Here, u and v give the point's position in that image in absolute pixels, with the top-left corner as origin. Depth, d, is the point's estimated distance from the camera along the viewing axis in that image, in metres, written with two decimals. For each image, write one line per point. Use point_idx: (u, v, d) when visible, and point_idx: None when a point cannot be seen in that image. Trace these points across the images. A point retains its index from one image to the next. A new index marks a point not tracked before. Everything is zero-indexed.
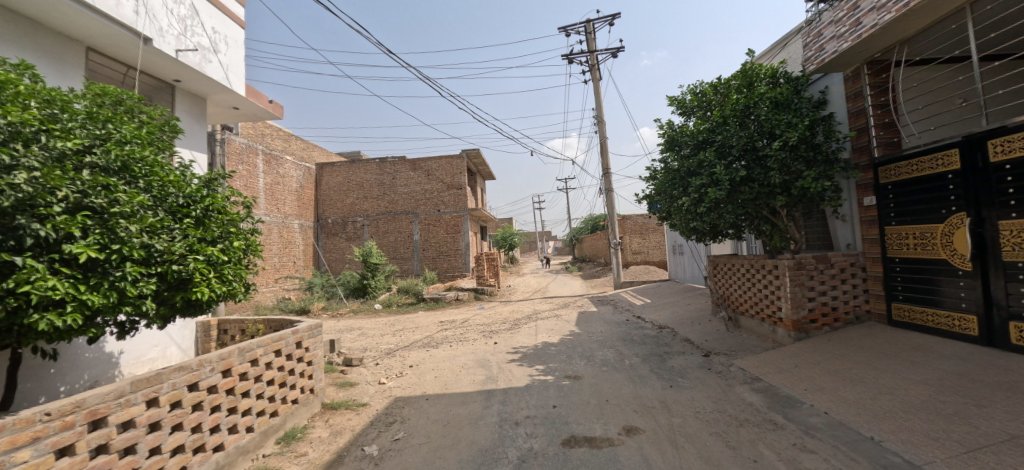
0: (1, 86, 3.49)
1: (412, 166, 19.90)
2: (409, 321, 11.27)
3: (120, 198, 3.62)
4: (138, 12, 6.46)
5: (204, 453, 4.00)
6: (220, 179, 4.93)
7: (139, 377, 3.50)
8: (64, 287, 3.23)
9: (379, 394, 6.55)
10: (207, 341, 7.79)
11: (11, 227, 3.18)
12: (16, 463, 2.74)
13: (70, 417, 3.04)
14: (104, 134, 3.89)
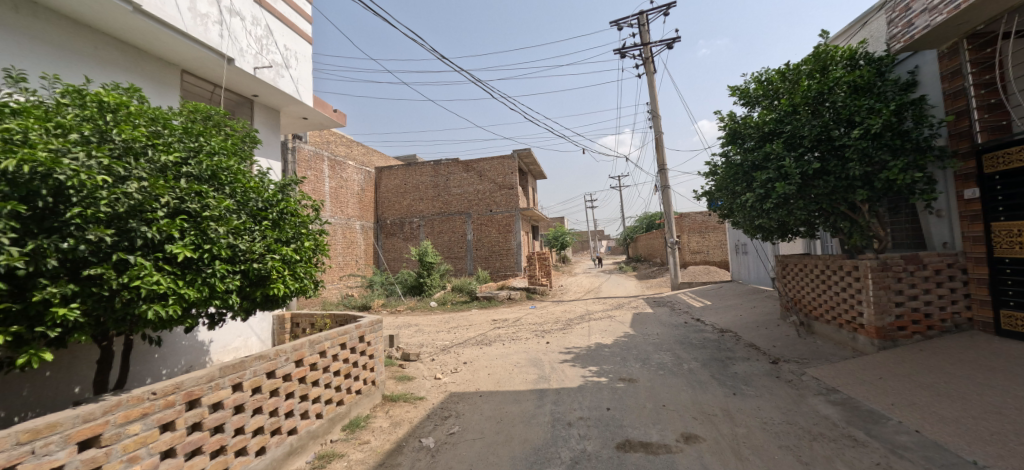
0: (115, 108, 3.97)
1: (464, 167, 20.35)
2: (463, 318, 11.59)
3: (210, 202, 4.11)
4: (222, 35, 7.18)
5: (279, 436, 4.38)
6: (293, 185, 5.29)
7: (225, 364, 3.89)
8: (166, 282, 3.64)
9: (435, 389, 6.79)
10: (284, 334, 8.40)
11: (123, 230, 3.59)
12: (127, 435, 3.15)
13: (171, 397, 3.43)
14: (198, 147, 4.39)
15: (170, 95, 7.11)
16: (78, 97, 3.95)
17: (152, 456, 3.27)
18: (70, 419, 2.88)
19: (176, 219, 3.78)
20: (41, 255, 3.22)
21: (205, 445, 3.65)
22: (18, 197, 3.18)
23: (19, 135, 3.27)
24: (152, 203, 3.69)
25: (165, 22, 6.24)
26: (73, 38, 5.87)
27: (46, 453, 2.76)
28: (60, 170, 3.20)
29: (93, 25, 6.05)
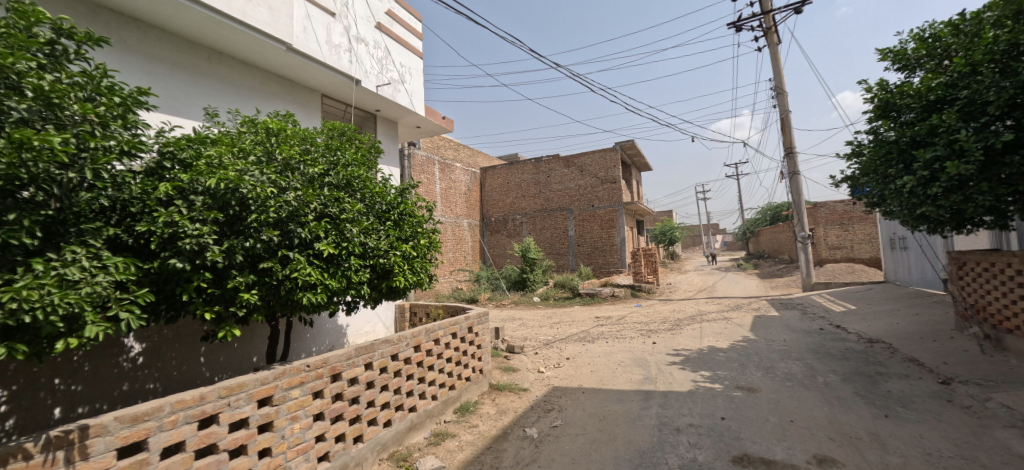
0: (274, 132, 4.00)
1: (565, 163, 20.24)
2: (566, 314, 11.66)
3: (346, 205, 4.04)
4: (351, 60, 7.55)
5: (403, 412, 4.65)
6: (410, 187, 5.07)
7: (359, 344, 4.25)
8: (315, 274, 3.62)
9: (538, 382, 6.39)
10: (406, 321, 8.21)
11: (286, 231, 3.64)
12: (290, 397, 3.59)
13: (320, 369, 3.83)
14: (338, 157, 4.31)
15: (315, 116, 7.65)
16: (251, 123, 4.10)
17: (307, 417, 3.70)
18: (254, 381, 3.33)
19: (324, 218, 3.79)
20: (233, 252, 3.28)
21: (345, 413, 4.01)
22: (215, 206, 3.29)
23: (215, 159, 3.36)
24: (306, 208, 3.66)
25: (310, 56, 6.75)
26: (244, 76, 6.53)
27: (237, 406, 3.24)
28: (244, 185, 3.24)
29: (256, 64, 6.68)
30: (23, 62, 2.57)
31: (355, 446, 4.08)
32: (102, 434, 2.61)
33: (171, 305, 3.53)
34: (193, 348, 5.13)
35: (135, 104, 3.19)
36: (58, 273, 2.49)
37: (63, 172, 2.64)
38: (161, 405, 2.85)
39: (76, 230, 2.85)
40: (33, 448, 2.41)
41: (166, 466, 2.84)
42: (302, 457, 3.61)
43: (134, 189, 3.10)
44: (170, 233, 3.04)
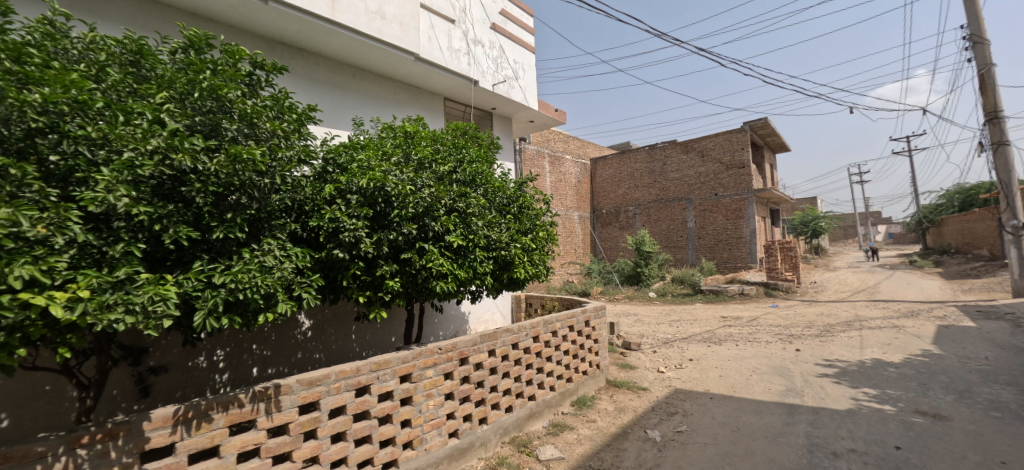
0: (409, 134, 4.30)
1: (683, 148, 18.82)
2: (686, 312, 10.88)
3: (473, 201, 4.22)
4: (469, 62, 7.86)
5: (523, 399, 4.77)
6: (528, 180, 5.17)
7: (485, 332, 4.47)
8: (446, 264, 3.85)
9: (658, 382, 6.07)
10: (522, 312, 8.31)
11: (421, 225, 3.92)
12: (426, 376, 3.90)
13: (451, 353, 4.10)
14: (464, 155, 4.51)
15: (439, 118, 8.07)
16: (391, 130, 4.40)
17: (440, 395, 3.99)
18: (397, 359, 3.69)
19: (455, 212, 4.02)
20: (382, 245, 3.61)
21: (472, 395, 4.25)
22: (366, 204, 3.63)
23: (365, 163, 3.69)
24: (439, 204, 3.89)
25: (435, 63, 7.16)
26: (381, 88, 7.14)
27: (384, 379, 3.62)
28: (388, 183, 3.54)
29: (391, 76, 7.25)
30: (231, 90, 2.90)
31: (481, 427, 4.30)
32: (288, 393, 3.11)
33: (334, 291, 3.96)
34: (346, 326, 5.62)
35: (306, 121, 3.39)
36: (259, 260, 2.89)
37: (260, 179, 2.96)
38: (328, 373, 3.30)
39: (269, 226, 3.22)
40: (244, 398, 2.93)
41: (332, 424, 3.29)
42: (437, 431, 3.91)
43: (308, 190, 3.46)
44: (334, 228, 3.43)
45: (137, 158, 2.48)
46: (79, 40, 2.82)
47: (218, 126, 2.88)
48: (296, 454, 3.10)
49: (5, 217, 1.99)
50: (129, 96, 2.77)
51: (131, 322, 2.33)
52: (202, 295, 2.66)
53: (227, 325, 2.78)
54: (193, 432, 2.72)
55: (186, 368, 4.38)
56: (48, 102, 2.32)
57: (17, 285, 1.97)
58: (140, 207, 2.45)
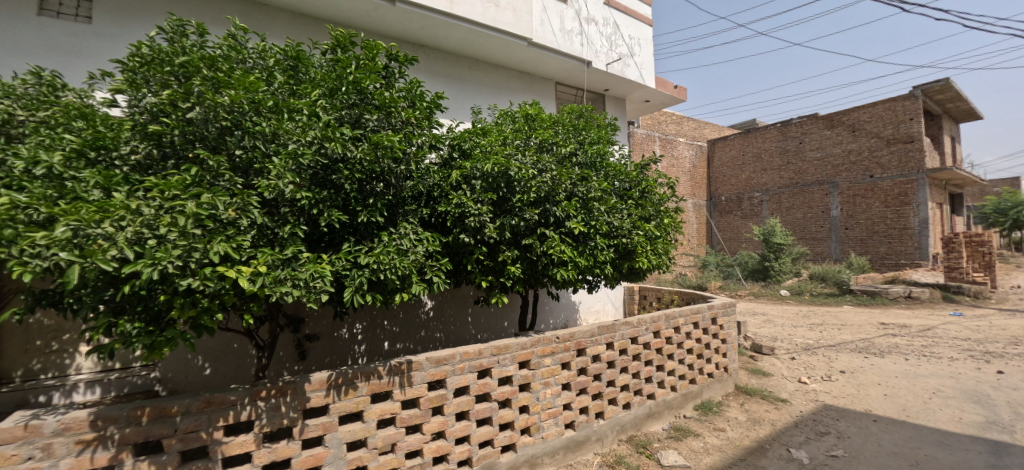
0: (530, 116, 4.25)
1: (827, 123, 16.27)
2: (831, 316, 9.46)
3: (593, 185, 4.10)
4: (582, 42, 7.58)
5: (642, 397, 4.56)
6: (651, 162, 4.86)
7: (602, 323, 4.35)
8: (567, 251, 3.78)
9: (801, 394, 5.35)
10: (637, 304, 7.89)
11: (542, 211, 3.90)
12: (544, 364, 3.93)
13: (568, 343, 4.08)
14: (584, 138, 4.36)
15: (551, 104, 7.92)
16: (510, 116, 4.35)
17: (557, 385, 3.99)
18: (516, 344, 3.78)
19: (575, 198, 3.95)
20: (505, 230, 3.63)
21: (588, 387, 4.17)
22: (490, 189, 3.68)
23: (488, 148, 3.72)
24: (560, 189, 3.83)
25: (548, 47, 7.02)
26: (495, 77, 7.21)
27: (504, 364, 3.72)
28: (511, 167, 3.57)
29: (505, 64, 7.28)
30: (371, 82, 3.10)
31: (598, 421, 4.22)
32: (419, 369, 3.34)
33: (458, 275, 4.10)
34: (464, 309, 5.88)
35: (434, 109, 3.48)
36: (396, 243, 3.09)
37: (397, 166, 3.16)
38: (453, 354, 3.49)
39: (403, 211, 3.42)
40: (383, 370, 3.21)
41: (457, 403, 3.48)
42: (553, 420, 3.93)
43: (436, 177, 3.57)
44: (460, 213, 3.52)
45: (299, 148, 2.77)
46: (253, 51, 3.13)
47: (361, 117, 3.12)
48: (426, 427, 3.34)
49: (207, 202, 2.41)
50: (290, 95, 3.08)
51: (297, 294, 2.64)
52: (350, 274, 2.91)
53: (370, 302, 3.02)
54: (343, 397, 3.06)
55: (332, 338, 4.94)
56: (234, 103, 2.66)
57: (215, 259, 2.34)
58: (302, 193, 2.75)
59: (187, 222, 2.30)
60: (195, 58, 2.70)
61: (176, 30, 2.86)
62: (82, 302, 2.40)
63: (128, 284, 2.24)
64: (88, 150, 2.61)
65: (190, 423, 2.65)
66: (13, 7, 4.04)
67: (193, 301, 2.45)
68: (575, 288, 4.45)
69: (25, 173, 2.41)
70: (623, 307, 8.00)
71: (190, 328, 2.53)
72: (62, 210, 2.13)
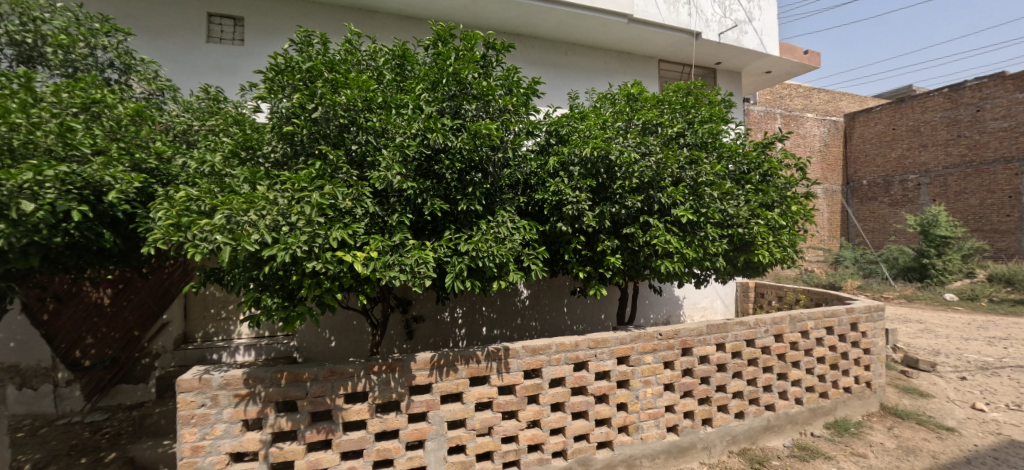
0: (631, 97, 3.99)
1: (1020, 84, 12.94)
2: (1020, 329, 7.58)
3: (705, 169, 3.75)
4: (690, 13, 6.92)
5: (759, 406, 4.10)
6: (775, 141, 4.29)
7: (712, 322, 3.99)
8: (673, 242, 3.51)
9: (974, 424, 4.38)
10: (751, 303, 7.07)
11: (646, 197, 3.68)
12: (644, 362, 3.73)
13: (672, 340, 3.81)
14: (692, 117, 3.99)
15: (653, 83, 7.38)
16: (610, 99, 4.12)
17: (659, 384, 3.77)
18: (614, 339, 3.63)
19: (683, 183, 3.65)
20: (604, 218, 3.49)
21: (695, 391, 3.87)
22: (589, 175, 3.54)
23: (586, 133, 3.58)
24: (665, 173, 3.57)
25: (651, 21, 6.55)
26: (593, 59, 6.94)
27: (601, 358, 3.61)
28: (611, 152, 3.39)
29: (604, 46, 6.98)
30: (469, 72, 3.18)
31: (704, 428, 3.91)
32: (516, 357, 3.39)
33: (554, 264, 4.05)
34: (560, 299, 5.84)
35: (531, 95, 3.47)
36: (494, 231, 3.14)
37: (494, 154, 3.20)
38: (549, 344, 3.47)
39: (501, 199, 3.45)
40: (481, 355, 3.31)
41: (552, 394, 3.47)
42: (653, 422, 3.73)
43: (532, 164, 3.54)
44: (557, 201, 3.45)
45: (406, 140, 2.96)
46: (366, 53, 3.35)
47: (461, 108, 3.23)
48: (521, 415, 3.38)
49: (328, 192, 2.67)
50: (398, 91, 3.28)
51: (403, 279, 2.81)
52: (451, 261, 3.02)
53: (469, 289, 3.12)
54: (444, 377, 3.22)
55: (436, 321, 5.24)
56: (350, 101, 2.91)
57: (334, 245, 2.60)
58: (408, 182, 2.92)
59: (312, 212, 2.58)
60: (318, 63, 2.98)
61: (304, 41, 3.18)
62: (236, 279, 2.83)
63: (268, 265, 2.58)
64: (240, 150, 3.03)
65: (318, 388, 3.00)
66: (189, 35, 4.86)
67: (319, 282, 2.75)
68: (681, 283, 4.14)
69: (196, 171, 2.89)
70: (735, 305, 7.26)
71: (316, 305, 2.85)
72: (219, 201, 2.51)
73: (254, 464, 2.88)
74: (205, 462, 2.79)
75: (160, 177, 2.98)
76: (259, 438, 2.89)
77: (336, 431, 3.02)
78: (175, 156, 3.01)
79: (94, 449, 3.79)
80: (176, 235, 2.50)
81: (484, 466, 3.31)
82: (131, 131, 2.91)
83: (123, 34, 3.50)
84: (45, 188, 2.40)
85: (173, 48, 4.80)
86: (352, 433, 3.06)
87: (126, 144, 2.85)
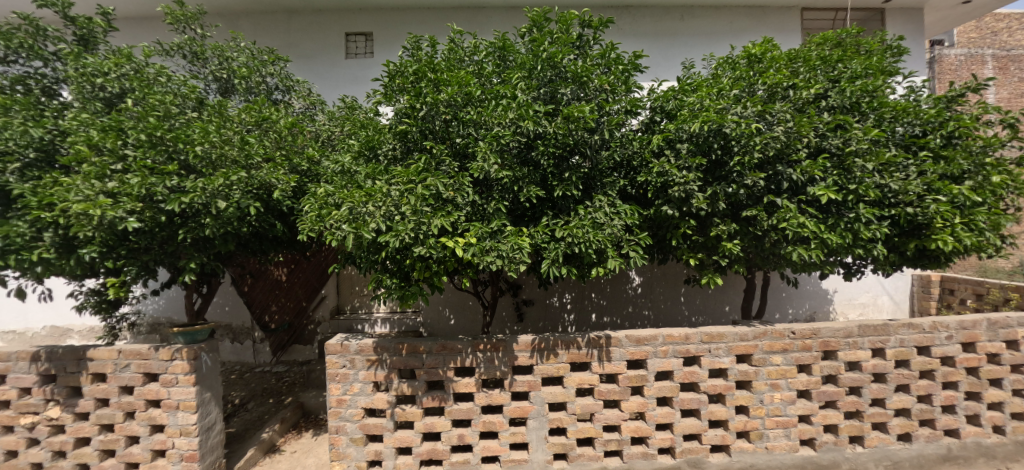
0: (757, 59, 3.44)
1: None
2: None
3: (857, 134, 3.07)
4: None
5: (932, 430, 3.35)
6: (961, 96, 3.33)
7: (867, 323, 3.31)
8: (811, 226, 2.98)
9: None
10: (934, 302, 5.61)
11: (771, 174, 3.19)
12: (772, 363, 3.28)
13: (809, 341, 3.28)
14: (838, 73, 3.30)
15: (796, 36, 6.16)
16: (731, 62, 3.62)
17: (790, 390, 3.28)
18: (733, 334, 3.26)
19: (823, 154, 3.06)
20: (717, 199, 3.12)
21: (840, 402, 3.30)
22: (700, 152, 3.19)
23: (697, 105, 3.19)
24: (798, 143, 3.04)
25: None
26: (716, 20, 6.13)
27: (717, 355, 3.28)
28: (727, 124, 2.99)
29: (729, 2, 6.09)
30: (564, 55, 3.12)
31: (851, 447, 3.32)
32: (618, 346, 3.28)
33: (663, 250, 3.76)
34: (676, 287, 5.43)
35: (633, 71, 3.26)
36: (592, 217, 3.05)
37: (591, 136, 3.09)
38: (655, 335, 3.28)
39: (600, 184, 3.34)
40: (581, 342, 3.28)
41: (659, 387, 3.27)
42: (782, 432, 3.29)
43: (635, 144, 3.31)
44: (662, 182, 3.17)
45: (501, 130, 3.05)
46: (468, 50, 3.56)
47: (556, 93, 3.20)
48: (624, 405, 3.27)
49: (432, 184, 2.91)
50: (497, 82, 3.41)
51: (499, 264, 2.91)
52: (548, 247, 3.02)
53: (567, 275, 3.06)
54: (545, 360, 3.29)
55: (545, 305, 5.35)
56: (450, 98, 3.11)
57: (436, 232, 2.83)
58: (504, 171, 3.01)
59: (417, 202, 2.84)
60: (422, 65, 3.25)
61: (413, 46, 3.49)
62: (363, 262, 3.27)
63: (384, 249, 2.93)
64: (366, 150, 3.47)
65: (432, 360, 3.29)
66: (334, 55, 5.74)
67: (427, 265, 3.02)
68: (823, 273, 3.50)
69: (334, 171, 3.42)
70: (909, 303, 5.83)
71: (427, 287, 3.14)
72: (345, 195, 2.91)
73: (383, 420, 3.28)
74: (346, 413, 3.27)
75: (312, 177, 3.64)
76: (386, 399, 3.27)
77: (447, 400, 3.31)
78: (321, 159, 3.64)
79: (279, 392, 4.92)
80: (317, 224, 2.98)
81: (585, 451, 3.30)
82: (290, 141, 3.58)
83: (284, 62, 4.32)
84: (233, 190, 3.08)
85: (322, 67, 5.71)
86: (461, 403, 3.32)
87: (287, 151, 3.52)
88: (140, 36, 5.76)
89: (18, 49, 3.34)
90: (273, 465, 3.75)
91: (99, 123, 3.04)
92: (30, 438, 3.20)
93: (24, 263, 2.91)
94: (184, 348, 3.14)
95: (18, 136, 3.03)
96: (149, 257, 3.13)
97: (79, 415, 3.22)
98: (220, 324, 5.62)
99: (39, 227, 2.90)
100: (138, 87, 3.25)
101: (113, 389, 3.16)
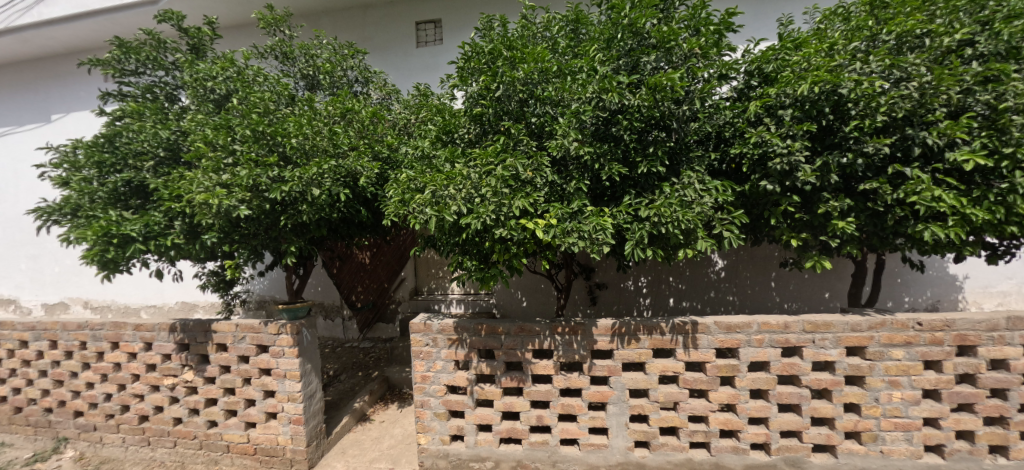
0: (878, 5, 2.97)
1: None
2: None
3: (1016, 87, 2.56)
4: None
5: None
6: None
7: (1019, 315, 2.82)
8: (949, 200, 2.57)
9: None
10: None
11: (898, 139, 2.78)
12: (891, 357, 2.89)
13: (940, 334, 2.84)
14: (989, 14, 2.75)
15: None
16: (843, 13, 3.16)
17: (914, 389, 2.89)
18: (843, 324, 2.92)
19: (969, 113, 2.60)
20: (829, 170, 2.77)
21: (977, 405, 2.85)
22: (807, 118, 2.84)
23: (803, 64, 2.82)
24: (935, 102, 2.61)
25: None
26: None
27: (823, 346, 2.96)
28: (843, 84, 2.62)
29: None
30: (648, 19, 2.91)
31: (990, 456, 2.89)
32: (706, 333, 3.08)
33: (756, 230, 3.43)
34: (767, 271, 4.99)
35: (725, 31, 2.97)
36: (679, 195, 2.84)
37: (678, 107, 2.89)
38: (749, 322, 3.02)
39: (687, 158, 3.11)
40: (666, 327, 3.12)
41: (753, 379, 3.03)
42: (902, 435, 2.92)
43: (727, 113, 3.03)
44: (761, 154, 2.88)
45: (581, 106, 2.94)
46: (541, 25, 3.47)
47: (639, 62, 3.00)
48: (712, 396, 3.07)
49: (510, 165, 2.87)
50: (573, 57, 3.30)
51: (582, 245, 2.81)
52: (631, 227, 2.87)
53: (652, 257, 2.89)
54: (627, 346, 3.18)
55: (620, 288, 5.20)
56: (527, 75, 3.05)
57: (516, 213, 2.80)
58: (585, 148, 2.90)
59: (497, 183, 2.81)
60: (498, 44, 3.23)
61: (486, 26, 3.49)
62: (445, 243, 3.35)
63: (465, 232, 2.95)
64: (443, 135, 3.53)
65: (511, 341, 3.31)
66: (406, 44, 5.89)
67: (508, 247, 3.00)
68: (960, 256, 3.00)
69: (414, 156, 3.53)
70: None
71: (506, 269, 3.14)
72: (428, 179, 2.97)
73: (464, 397, 3.37)
74: (430, 389, 3.41)
75: (392, 164, 3.77)
76: (467, 377, 3.36)
77: (526, 381, 3.32)
78: (399, 146, 3.77)
79: (366, 366, 5.28)
80: (401, 208, 3.07)
81: (668, 440, 3.17)
82: (372, 130, 3.72)
83: (362, 54, 4.51)
84: (325, 178, 3.29)
85: (395, 57, 5.91)
86: (540, 385, 3.31)
87: (369, 140, 3.65)
88: (239, 41, 6.33)
89: (145, 61, 3.78)
90: (366, 432, 4.06)
91: (212, 122, 3.38)
92: (172, 396, 3.72)
93: (161, 248, 3.32)
94: (288, 324, 3.45)
95: (151, 137, 3.46)
96: (257, 242, 3.46)
97: (207, 379, 3.67)
98: (315, 302, 6.14)
99: (171, 217, 3.34)
100: (241, 88, 3.55)
101: (233, 358, 3.57)
